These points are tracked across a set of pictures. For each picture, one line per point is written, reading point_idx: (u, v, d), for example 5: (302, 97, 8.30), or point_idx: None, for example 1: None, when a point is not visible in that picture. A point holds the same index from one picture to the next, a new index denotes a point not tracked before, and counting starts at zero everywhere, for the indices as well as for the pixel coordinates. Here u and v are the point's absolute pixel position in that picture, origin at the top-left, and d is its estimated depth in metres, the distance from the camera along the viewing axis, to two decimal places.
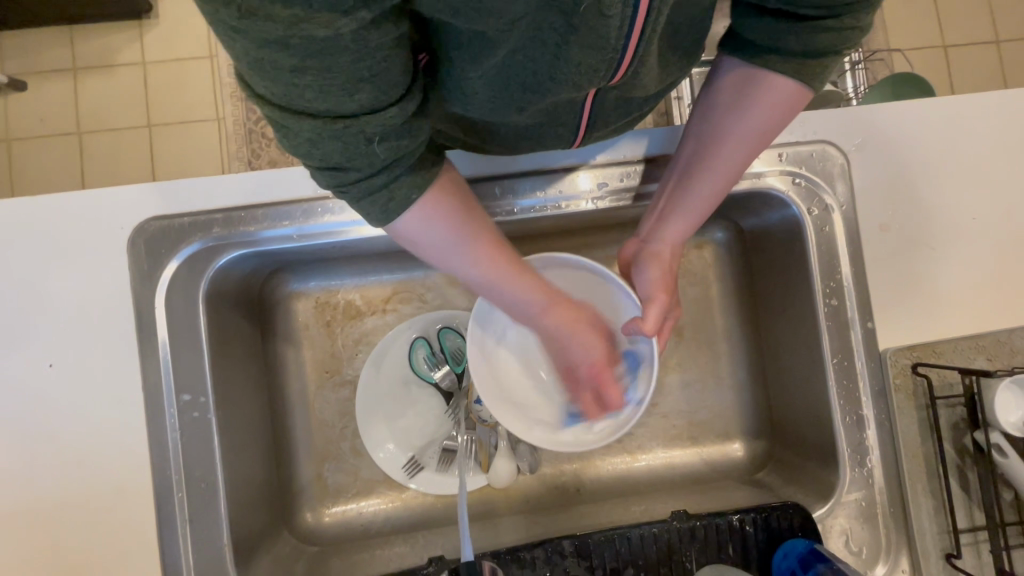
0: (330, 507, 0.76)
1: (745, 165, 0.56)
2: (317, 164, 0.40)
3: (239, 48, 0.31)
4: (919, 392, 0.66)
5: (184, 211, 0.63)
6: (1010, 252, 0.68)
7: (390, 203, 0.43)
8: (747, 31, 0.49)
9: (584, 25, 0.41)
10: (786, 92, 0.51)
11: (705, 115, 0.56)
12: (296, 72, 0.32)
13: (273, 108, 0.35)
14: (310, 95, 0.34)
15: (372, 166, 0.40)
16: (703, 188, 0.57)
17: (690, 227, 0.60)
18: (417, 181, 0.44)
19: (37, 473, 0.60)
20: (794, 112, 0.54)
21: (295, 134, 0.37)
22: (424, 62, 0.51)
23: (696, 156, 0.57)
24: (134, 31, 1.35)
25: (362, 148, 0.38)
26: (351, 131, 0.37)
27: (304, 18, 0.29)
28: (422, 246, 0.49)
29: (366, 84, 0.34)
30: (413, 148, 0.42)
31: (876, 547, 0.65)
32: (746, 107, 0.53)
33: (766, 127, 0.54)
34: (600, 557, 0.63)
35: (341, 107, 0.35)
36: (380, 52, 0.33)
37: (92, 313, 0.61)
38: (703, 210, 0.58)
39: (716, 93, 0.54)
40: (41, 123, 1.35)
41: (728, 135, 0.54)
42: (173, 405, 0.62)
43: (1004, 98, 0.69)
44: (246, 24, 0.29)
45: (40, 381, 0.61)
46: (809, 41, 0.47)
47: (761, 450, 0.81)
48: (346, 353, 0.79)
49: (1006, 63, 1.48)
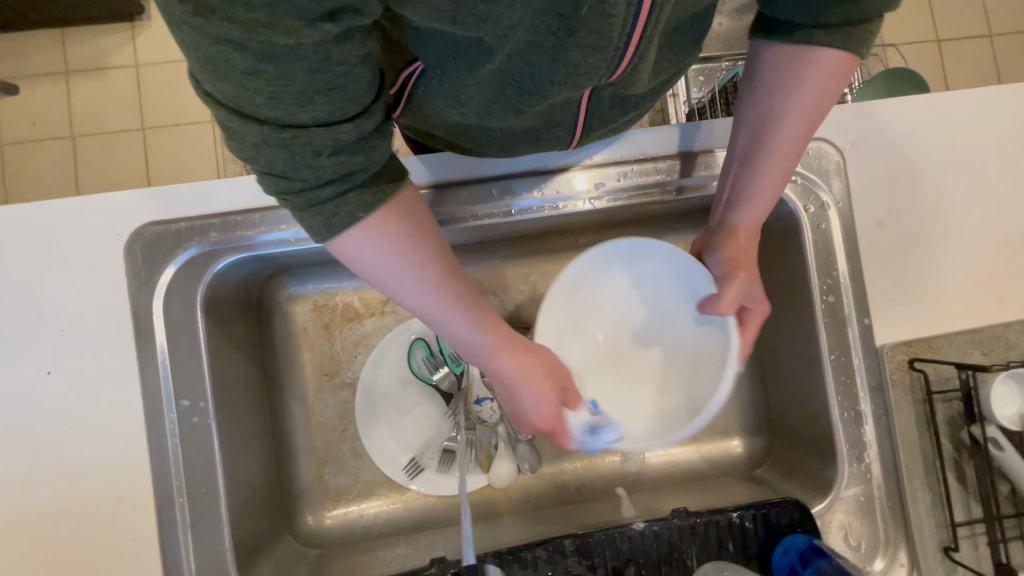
0: (331, 510, 0.76)
1: (808, 140, 0.55)
2: (261, 169, 0.39)
3: (192, 43, 0.31)
4: (917, 387, 0.67)
5: (180, 216, 0.63)
6: (1004, 247, 0.69)
7: (332, 219, 0.41)
8: (782, 12, 0.50)
9: (583, 27, 0.41)
10: (830, 62, 0.51)
11: (754, 97, 0.55)
12: (249, 75, 0.32)
13: (222, 107, 0.35)
14: (261, 99, 0.34)
15: (318, 181, 0.39)
16: (767, 167, 0.55)
17: (764, 207, 0.57)
18: (365, 199, 0.41)
19: (39, 482, 0.60)
20: (844, 80, 0.52)
21: (242, 138, 0.36)
22: (420, 71, 0.51)
23: (755, 141, 0.55)
24: (127, 33, 1.34)
25: (309, 160, 0.38)
26: (299, 141, 0.36)
27: (266, 24, 0.30)
28: (362, 265, 0.45)
29: (322, 95, 0.34)
30: (369, 165, 0.41)
31: (875, 542, 0.65)
32: (793, 82, 0.52)
33: (820, 98, 0.52)
34: (601, 555, 0.63)
35: (291, 116, 0.35)
36: (343, 66, 0.34)
37: (89, 319, 0.61)
38: (770, 190, 0.56)
39: (760, 75, 0.54)
40: (33, 126, 1.33)
41: (784, 113, 0.53)
42: (172, 411, 0.61)
43: (997, 94, 0.70)
44: (202, 21, 0.29)
45: (37, 388, 0.60)
46: (849, 11, 0.48)
47: (759, 445, 0.81)
48: (345, 356, 0.79)
49: (999, 56, 1.49)
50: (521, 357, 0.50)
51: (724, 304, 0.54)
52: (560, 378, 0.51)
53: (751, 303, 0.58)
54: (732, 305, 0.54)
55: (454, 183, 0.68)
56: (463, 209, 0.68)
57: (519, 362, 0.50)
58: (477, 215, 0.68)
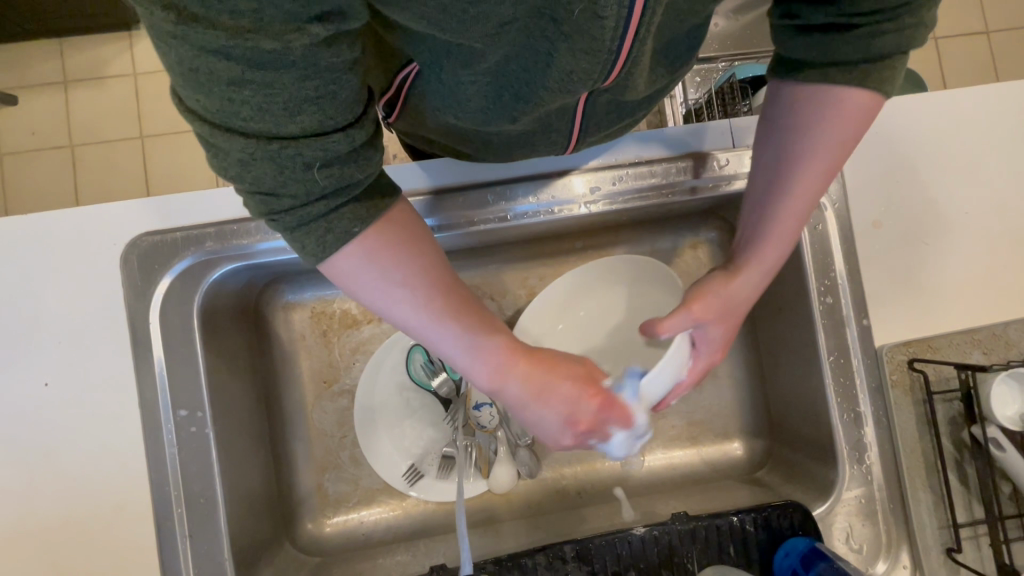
0: (331, 518, 0.76)
1: (827, 183, 0.53)
2: (248, 189, 0.37)
3: (176, 56, 0.30)
4: (916, 387, 0.67)
5: (177, 226, 0.63)
6: (1002, 245, 0.68)
7: (324, 237, 0.40)
8: (796, 52, 0.50)
9: (575, 31, 0.41)
10: (855, 103, 0.50)
11: (777, 138, 0.53)
12: (234, 85, 0.31)
13: (205, 123, 0.34)
14: (246, 111, 0.33)
15: (310, 195, 0.38)
16: (785, 211, 0.54)
17: (778, 250, 0.56)
18: (359, 212, 0.41)
19: (38, 492, 0.60)
20: (868, 122, 0.52)
21: (226, 155, 0.35)
22: (415, 73, 0.51)
23: (773, 182, 0.54)
24: (124, 41, 1.35)
25: (300, 174, 0.37)
26: (288, 153, 0.35)
27: (252, 29, 0.29)
28: (357, 285, 0.44)
29: (311, 104, 0.34)
30: (361, 180, 0.40)
31: (877, 544, 0.65)
32: (817, 124, 0.51)
33: (842, 140, 0.51)
34: (601, 561, 0.63)
35: (279, 128, 0.34)
36: (331, 71, 0.33)
37: (87, 330, 0.61)
38: (788, 237, 0.55)
39: (782, 114, 0.53)
40: (32, 136, 1.34)
41: (804, 155, 0.52)
42: (170, 421, 0.61)
43: (993, 93, 0.70)
44: (185, 30, 0.29)
45: (35, 400, 0.60)
46: (867, 48, 0.47)
47: (760, 447, 0.81)
48: (343, 362, 0.79)
49: (997, 53, 1.48)
50: (533, 366, 0.49)
51: (666, 328, 0.57)
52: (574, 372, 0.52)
53: (704, 344, 0.58)
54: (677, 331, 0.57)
55: (450, 188, 0.68)
56: (459, 214, 0.68)
57: (534, 365, 0.49)
58: (474, 220, 0.68)
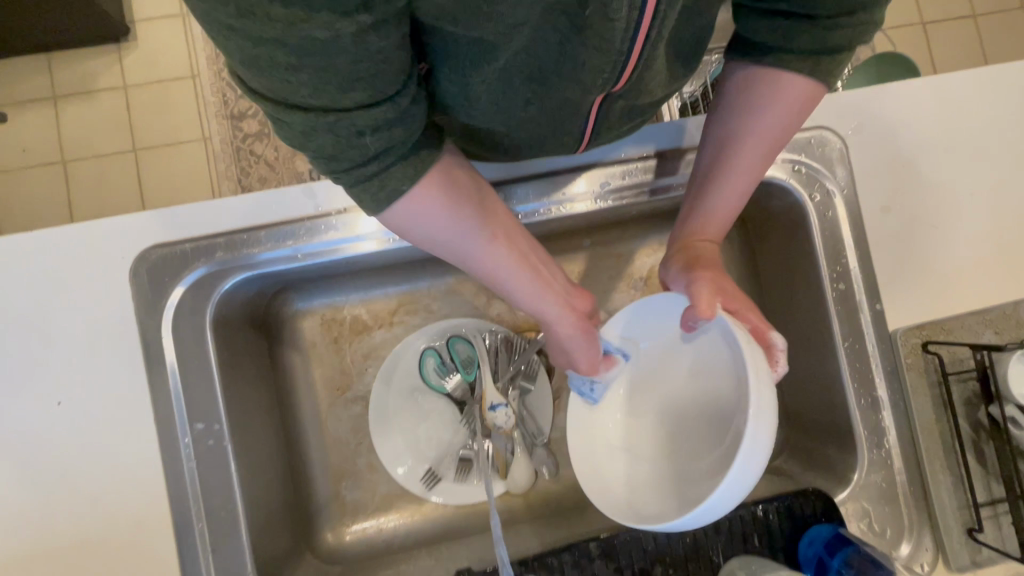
0: (350, 525, 0.75)
1: (767, 163, 0.55)
2: (309, 153, 0.39)
3: (235, 44, 0.30)
4: (931, 369, 0.67)
5: (186, 237, 0.62)
6: (1006, 224, 0.69)
7: (380, 192, 0.41)
8: (755, 34, 0.49)
9: (590, 27, 0.41)
10: (797, 90, 0.51)
11: (722, 120, 0.55)
12: (292, 68, 0.32)
13: (265, 97, 0.35)
14: (306, 88, 0.33)
15: (365, 157, 0.39)
16: (725, 189, 0.56)
17: (720, 223, 0.58)
18: (408, 171, 0.41)
19: (55, 513, 0.59)
20: (810, 107, 0.53)
21: (291, 124, 0.36)
22: (427, 71, 0.49)
23: (718, 159, 0.56)
24: (113, 54, 1.33)
25: (355, 141, 0.37)
26: (344, 125, 0.36)
27: (305, 19, 0.29)
28: (417, 224, 0.46)
29: (362, 82, 0.34)
30: (412, 136, 0.41)
31: (898, 527, 0.65)
32: (755, 109, 0.52)
33: (782, 124, 0.52)
34: (627, 557, 0.63)
35: (334, 100, 0.34)
36: (380, 52, 0.33)
37: (99, 345, 0.60)
38: (730, 213, 0.57)
39: (729, 97, 0.54)
40: (24, 153, 1.32)
41: (748, 135, 0.53)
42: (187, 435, 0.60)
43: (992, 75, 0.70)
44: (244, 22, 0.29)
45: (48, 419, 0.59)
46: (823, 39, 0.47)
47: (776, 436, 0.81)
48: (356, 369, 0.78)
49: (984, 36, 1.50)
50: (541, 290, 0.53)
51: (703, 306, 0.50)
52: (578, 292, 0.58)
53: (736, 303, 0.54)
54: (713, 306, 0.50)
55: None
56: None
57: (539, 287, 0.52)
58: None
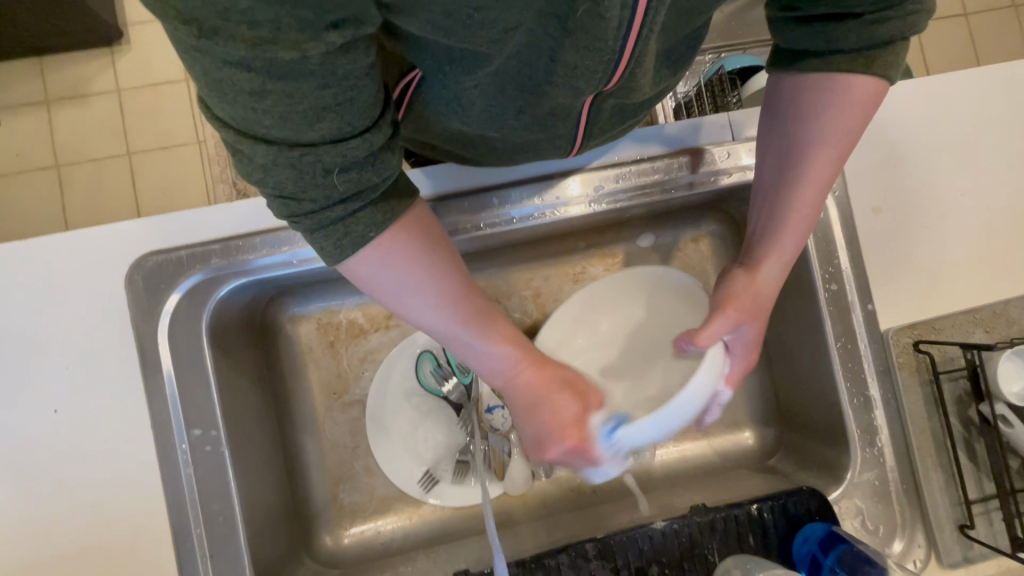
0: (349, 528, 0.76)
1: (838, 169, 0.54)
2: (270, 192, 0.38)
3: (200, 67, 0.31)
4: (922, 368, 0.68)
5: (181, 243, 0.62)
6: (996, 223, 0.70)
7: (343, 238, 0.40)
8: (796, 42, 0.51)
9: (580, 29, 0.41)
10: (858, 89, 0.50)
11: (787, 127, 0.54)
12: (256, 95, 0.32)
13: (228, 128, 0.35)
14: (270, 119, 0.33)
15: (332, 198, 0.38)
16: (800, 198, 0.54)
17: (797, 237, 0.55)
18: (375, 217, 0.41)
19: (52, 522, 0.59)
20: (872, 107, 0.52)
21: (250, 159, 0.36)
22: (417, 78, 0.50)
23: (785, 171, 0.54)
24: (106, 58, 1.33)
25: (321, 179, 0.37)
26: (308, 159, 0.36)
27: (270, 41, 0.29)
28: (379, 286, 0.44)
29: (329, 112, 0.34)
30: (379, 184, 0.40)
31: (892, 524, 0.66)
32: (824, 111, 0.51)
33: (848, 125, 0.52)
34: (623, 557, 0.63)
35: (300, 134, 0.34)
36: (349, 78, 0.33)
37: (94, 353, 0.60)
38: (805, 226, 0.55)
39: (787, 103, 0.53)
40: (17, 158, 1.32)
41: (814, 141, 0.52)
42: (184, 441, 0.61)
43: (980, 76, 0.71)
44: (208, 43, 0.29)
45: (43, 428, 0.60)
46: (871, 34, 0.48)
47: (771, 435, 0.82)
48: (352, 372, 0.79)
49: (975, 34, 1.50)
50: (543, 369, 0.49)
51: (703, 336, 0.51)
52: (587, 386, 0.50)
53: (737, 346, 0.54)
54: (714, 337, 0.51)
55: (455, 194, 0.68)
56: (464, 218, 0.68)
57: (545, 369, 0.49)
58: (480, 224, 0.68)
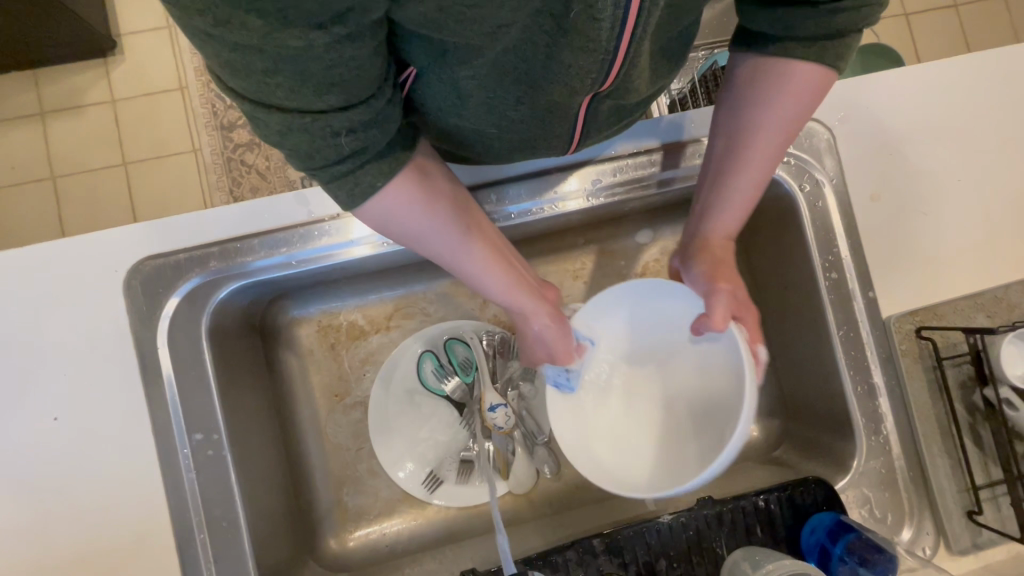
0: (354, 531, 0.75)
1: (781, 155, 0.55)
2: (285, 150, 0.39)
3: (211, 49, 0.31)
4: (925, 355, 0.67)
5: (178, 247, 0.62)
6: (994, 208, 0.69)
7: (357, 189, 0.42)
8: (757, 24, 0.51)
9: (573, 30, 0.41)
10: (804, 78, 0.51)
11: (717, 125, 0.57)
12: (268, 73, 0.32)
13: (244, 99, 0.35)
14: (281, 91, 0.34)
15: (339, 157, 0.40)
16: (739, 185, 0.56)
17: (736, 217, 0.58)
18: (383, 169, 0.42)
19: (54, 530, 0.58)
20: (820, 96, 0.53)
21: (265, 125, 0.37)
22: (412, 76, 0.49)
23: (729, 155, 0.56)
24: (100, 68, 1.33)
25: (331, 143, 0.38)
26: (320, 125, 0.37)
27: (278, 30, 0.29)
28: (390, 226, 0.47)
29: (339, 86, 0.34)
30: (385, 140, 0.41)
31: (899, 512, 0.65)
32: (744, 107, 0.54)
33: (792, 113, 0.53)
34: (631, 552, 0.63)
35: (310, 104, 0.35)
36: (355, 61, 0.33)
37: (94, 359, 0.60)
38: (745, 207, 0.57)
39: (735, 89, 0.55)
40: (14, 170, 1.32)
41: (758, 127, 0.53)
42: (185, 446, 0.60)
43: (973, 63, 0.71)
44: (221, 30, 0.29)
45: (44, 435, 0.59)
46: (828, 23, 0.48)
47: (776, 427, 0.82)
48: (354, 374, 0.79)
49: (966, 25, 1.51)
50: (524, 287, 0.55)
51: (717, 319, 0.53)
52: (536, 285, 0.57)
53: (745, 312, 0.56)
54: (726, 319, 0.53)
55: None
56: None
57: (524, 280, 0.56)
58: None
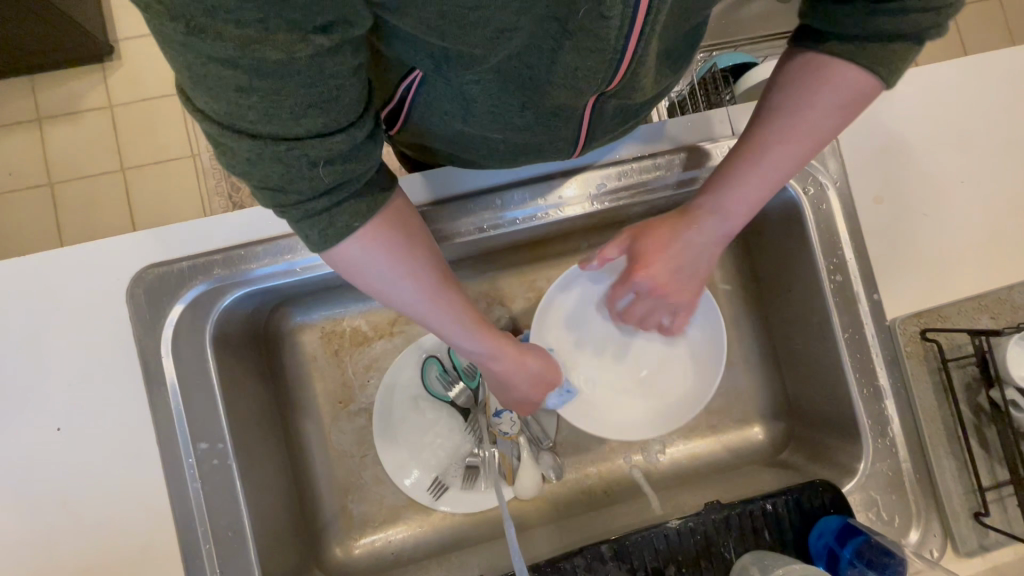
0: (359, 539, 0.75)
1: (801, 161, 0.55)
2: (255, 185, 0.37)
3: (185, 61, 0.30)
4: (930, 356, 0.68)
5: (183, 255, 0.62)
6: (996, 210, 0.70)
7: (327, 230, 0.41)
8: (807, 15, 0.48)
9: (579, 29, 0.41)
10: (852, 84, 0.49)
11: (755, 113, 0.56)
12: (242, 91, 0.31)
13: (211, 120, 0.34)
14: (254, 114, 0.33)
15: (314, 191, 0.38)
16: (753, 181, 0.56)
17: (739, 211, 0.59)
18: (360, 208, 0.41)
19: (57, 542, 0.58)
20: (860, 108, 0.51)
21: (234, 153, 0.35)
22: (418, 80, 0.49)
23: (752, 149, 0.55)
24: (98, 74, 1.32)
25: (305, 173, 0.37)
26: (294, 155, 0.35)
27: (259, 40, 0.29)
28: (360, 270, 0.46)
29: (316, 108, 0.34)
30: (362, 174, 0.40)
31: (907, 514, 0.65)
32: (776, 94, 0.52)
33: (828, 121, 0.51)
34: (639, 557, 0.62)
35: (284, 129, 0.34)
36: (334, 79, 0.33)
37: (96, 369, 0.59)
38: (750, 205, 0.58)
39: (783, 79, 0.52)
40: (11, 177, 1.31)
41: (791, 127, 0.52)
42: (190, 455, 0.60)
43: (974, 65, 0.71)
44: (194, 39, 0.29)
45: (46, 446, 0.58)
46: (870, 25, 0.45)
47: (781, 429, 0.82)
48: (358, 381, 0.78)
49: (961, 27, 1.52)
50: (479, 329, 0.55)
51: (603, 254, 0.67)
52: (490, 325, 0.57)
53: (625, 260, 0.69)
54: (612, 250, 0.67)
55: (457, 198, 0.67)
56: (465, 221, 0.67)
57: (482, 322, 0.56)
58: (483, 227, 0.68)
